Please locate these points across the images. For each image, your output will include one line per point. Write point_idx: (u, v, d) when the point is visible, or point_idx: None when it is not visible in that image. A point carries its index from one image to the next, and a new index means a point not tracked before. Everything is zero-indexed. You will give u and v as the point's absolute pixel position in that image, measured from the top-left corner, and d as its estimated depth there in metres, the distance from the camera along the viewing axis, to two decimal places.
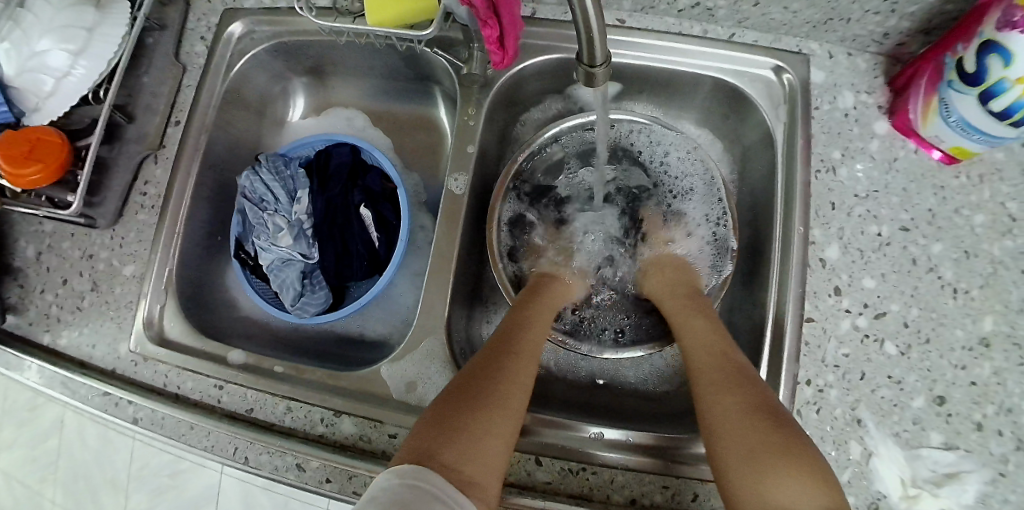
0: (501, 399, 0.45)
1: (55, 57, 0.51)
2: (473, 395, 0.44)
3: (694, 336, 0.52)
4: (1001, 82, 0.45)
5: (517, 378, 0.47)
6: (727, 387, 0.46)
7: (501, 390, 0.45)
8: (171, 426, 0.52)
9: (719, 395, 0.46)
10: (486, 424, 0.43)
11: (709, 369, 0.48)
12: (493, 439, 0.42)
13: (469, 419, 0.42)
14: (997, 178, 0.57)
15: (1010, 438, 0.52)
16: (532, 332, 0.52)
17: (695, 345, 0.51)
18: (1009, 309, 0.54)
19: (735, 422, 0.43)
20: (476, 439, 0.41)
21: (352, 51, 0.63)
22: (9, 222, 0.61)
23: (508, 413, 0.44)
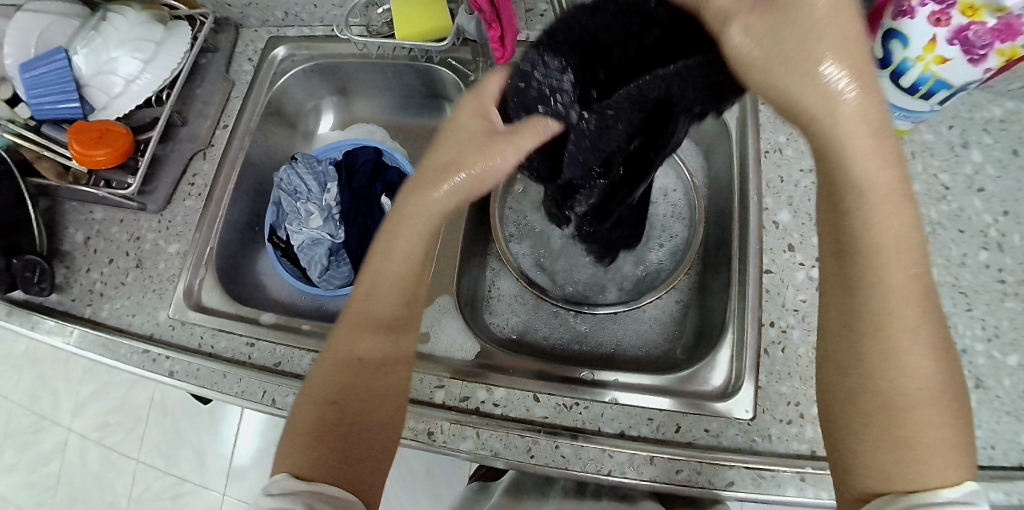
0: (362, 413, 0.47)
1: (127, 63, 0.62)
2: (336, 418, 0.47)
3: (876, 226, 0.37)
4: (904, 61, 0.56)
5: (378, 386, 0.48)
6: (916, 343, 0.37)
7: (359, 405, 0.47)
8: (204, 376, 0.57)
9: (902, 359, 0.37)
10: (370, 434, 0.47)
11: (908, 321, 0.37)
12: (368, 445, 0.47)
13: (344, 445, 0.46)
14: (928, 154, 0.67)
15: (968, 375, 0.59)
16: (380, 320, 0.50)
17: (879, 267, 0.37)
18: (950, 262, 0.63)
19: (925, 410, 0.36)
20: (356, 455, 0.46)
21: (377, 73, 0.74)
22: (62, 211, 0.69)
23: (381, 421, 0.48)
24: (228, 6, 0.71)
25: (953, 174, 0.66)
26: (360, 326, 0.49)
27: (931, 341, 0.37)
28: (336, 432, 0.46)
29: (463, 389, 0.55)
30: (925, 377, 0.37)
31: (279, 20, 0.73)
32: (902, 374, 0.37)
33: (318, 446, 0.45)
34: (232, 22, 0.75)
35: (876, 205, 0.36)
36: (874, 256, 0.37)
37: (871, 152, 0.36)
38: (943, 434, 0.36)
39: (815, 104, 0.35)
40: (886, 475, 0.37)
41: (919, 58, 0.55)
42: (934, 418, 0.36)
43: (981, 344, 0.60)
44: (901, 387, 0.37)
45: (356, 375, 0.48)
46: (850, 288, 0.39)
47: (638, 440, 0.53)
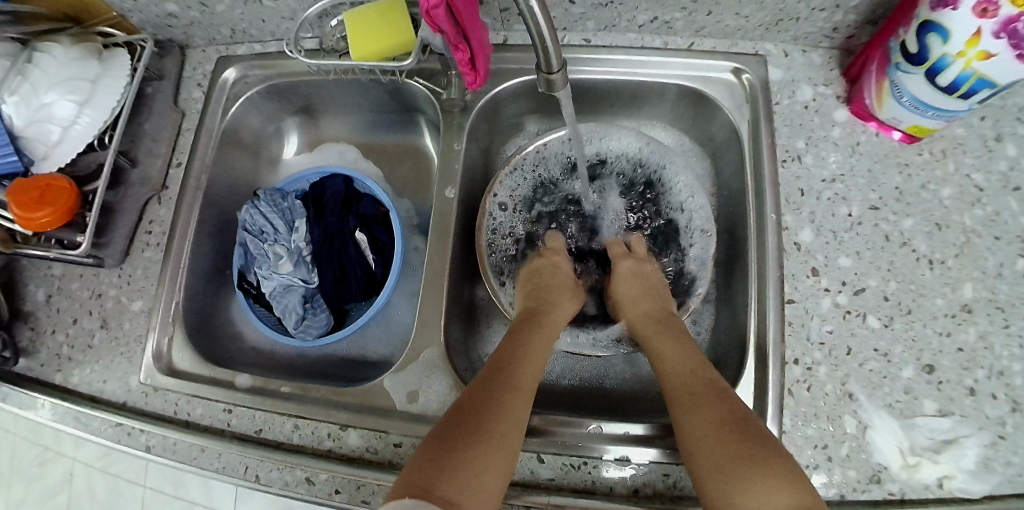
0: (492, 432, 0.44)
1: (62, 107, 0.55)
2: (465, 425, 0.45)
3: (664, 355, 0.53)
4: (943, 57, 0.48)
5: (511, 410, 0.46)
6: (696, 403, 0.47)
7: (492, 420, 0.45)
8: (183, 450, 0.54)
9: (691, 414, 0.47)
10: (487, 456, 0.43)
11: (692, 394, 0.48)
12: (494, 468, 0.43)
13: (464, 451, 0.43)
14: (960, 150, 0.60)
15: (1006, 399, 0.54)
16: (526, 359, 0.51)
17: (671, 369, 0.52)
18: (987, 275, 0.57)
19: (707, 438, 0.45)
20: (480, 472, 0.42)
21: (340, 89, 0.67)
22: (19, 268, 0.64)
23: (504, 450, 0.44)
24: (169, 26, 0.63)
25: (988, 172, 0.60)
26: (513, 356, 0.51)
27: (711, 394, 0.48)
28: (466, 435, 0.44)
29: None
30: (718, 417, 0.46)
31: (227, 37, 0.65)
32: (686, 424, 0.46)
33: (445, 442, 0.43)
34: (177, 42, 0.67)
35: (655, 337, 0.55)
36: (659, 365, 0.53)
37: (649, 321, 0.57)
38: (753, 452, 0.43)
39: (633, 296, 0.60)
40: (731, 499, 0.42)
41: (960, 53, 0.47)
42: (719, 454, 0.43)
43: (1020, 365, 0.55)
44: (693, 438, 0.45)
45: (498, 393, 0.47)
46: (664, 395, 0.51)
47: (651, 500, 0.49)
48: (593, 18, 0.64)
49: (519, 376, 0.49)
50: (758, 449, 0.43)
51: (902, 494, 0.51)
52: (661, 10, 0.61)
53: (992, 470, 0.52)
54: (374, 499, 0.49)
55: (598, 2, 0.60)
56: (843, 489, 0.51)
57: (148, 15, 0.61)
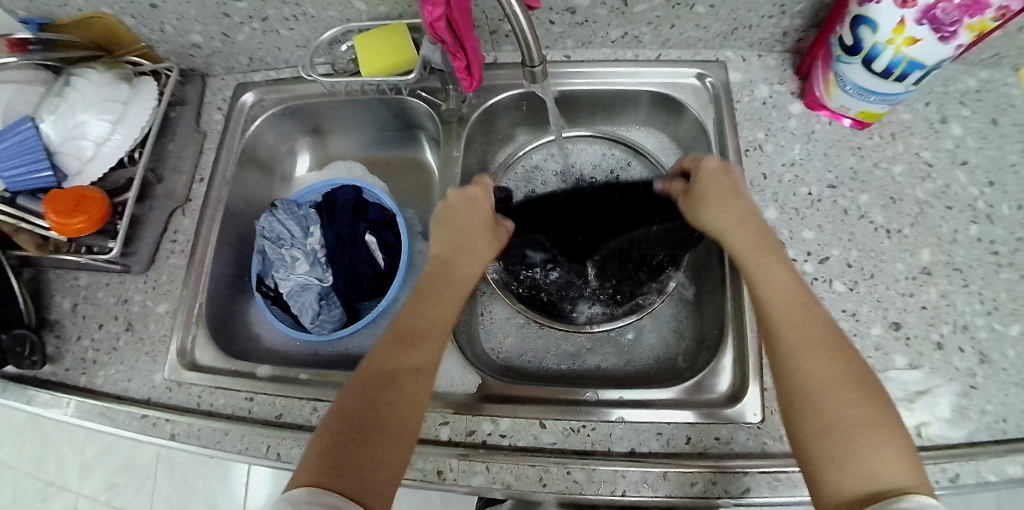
0: (383, 419, 0.46)
1: (95, 126, 0.61)
2: (358, 421, 0.45)
3: (769, 283, 0.50)
4: (876, 46, 0.56)
5: (404, 392, 0.48)
6: (810, 352, 0.45)
7: (382, 407, 0.47)
8: (206, 436, 0.57)
9: (813, 363, 0.45)
10: (382, 445, 0.45)
11: (813, 333, 0.46)
12: (390, 454, 0.45)
13: (357, 444, 0.44)
14: (907, 133, 0.67)
15: (972, 352, 0.58)
16: (423, 336, 0.52)
17: (775, 304, 0.49)
18: (943, 240, 0.62)
19: (831, 392, 0.43)
20: (377, 461, 0.44)
21: (348, 110, 0.74)
22: (47, 280, 0.68)
23: (398, 432, 0.46)
24: (193, 57, 0.71)
25: (934, 151, 0.66)
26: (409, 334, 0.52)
27: (826, 347, 0.45)
28: (359, 429, 0.45)
29: (468, 424, 0.55)
30: (840, 374, 0.44)
31: (245, 66, 0.73)
32: (808, 371, 0.45)
33: (339, 437, 0.44)
34: (198, 72, 0.74)
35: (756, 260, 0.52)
36: (765, 290, 0.50)
37: (748, 235, 0.55)
38: (870, 415, 0.42)
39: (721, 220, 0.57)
40: (839, 466, 0.40)
41: (889, 41, 0.55)
42: (845, 409, 0.42)
43: (982, 319, 0.59)
44: (817, 378, 0.44)
45: (390, 374, 0.48)
46: (767, 325, 0.49)
47: (649, 456, 0.53)
48: (572, 36, 0.72)
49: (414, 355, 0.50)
50: (874, 414, 0.42)
51: None
52: (631, 25, 0.69)
53: (968, 418, 0.56)
54: None
55: (574, 21, 0.69)
56: None
57: (173, 46, 0.69)
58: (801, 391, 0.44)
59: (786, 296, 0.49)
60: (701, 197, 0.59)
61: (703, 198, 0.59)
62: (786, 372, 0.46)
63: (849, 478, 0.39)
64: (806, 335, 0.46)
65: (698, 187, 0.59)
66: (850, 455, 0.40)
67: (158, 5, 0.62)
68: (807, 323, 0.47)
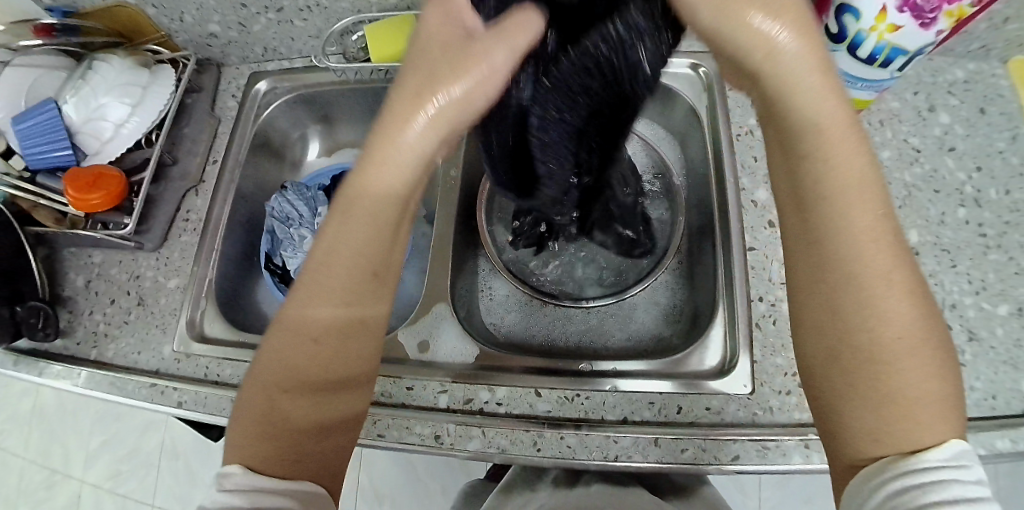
0: (308, 411, 0.44)
1: (115, 108, 0.64)
2: (277, 418, 0.43)
3: (842, 178, 0.38)
4: (859, 33, 0.58)
5: (324, 379, 0.45)
6: (902, 296, 0.37)
7: (301, 399, 0.44)
8: (213, 404, 0.58)
9: (890, 311, 0.37)
10: (322, 434, 0.45)
11: (884, 270, 0.37)
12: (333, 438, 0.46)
13: (285, 442, 0.43)
14: (896, 120, 0.69)
15: (960, 329, 0.60)
16: (324, 313, 0.44)
17: (849, 216, 0.38)
18: (931, 222, 0.64)
19: (906, 350, 0.36)
20: (316, 448, 0.44)
21: (355, 98, 0.77)
22: (61, 258, 0.71)
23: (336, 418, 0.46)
24: (209, 46, 0.74)
25: (923, 137, 0.68)
26: (310, 311, 0.44)
27: (906, 288, 0.37)
28: (282, 427, 0.43)
29: (466, 392, 0.56)
30: (908, 327, 0.37)
31: (258, 56, 0.76)
32: (883, 324, 0.37)
33: (264, 436, 0.43)
34: (214, 61, 0.77)
35: (838, 148, 0.38)
36: (833, 199, 0.38)
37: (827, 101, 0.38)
38: (928, 383, 0.36)
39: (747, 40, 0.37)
40: (876, 437, 0.36)
41: (872, 28, 0.57)
42: (913, 368, 0.36)
43: (970, 298, 0.61)
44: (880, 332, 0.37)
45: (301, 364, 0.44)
46: (822, 248, 0.39)
47: (640, 424, 0.54)
48: None
49: (319, 336, 0.44)
50: (939, 371, 0.37)
51: None
52: None
53: None
54: (389, 432, 0.54)
55: None
56: None
57: (191, 35, 0.72)
58: (875, 346, 0.37)
59: (866, 207, 0.38)
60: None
61: None
62: (857, 314, 0.37)
63: (885, 447, 0.36)
64: (892, 274, 0.37)
65: None
66: (903, 428, 0.36)
67: None
68: (879, 247, 0.37)
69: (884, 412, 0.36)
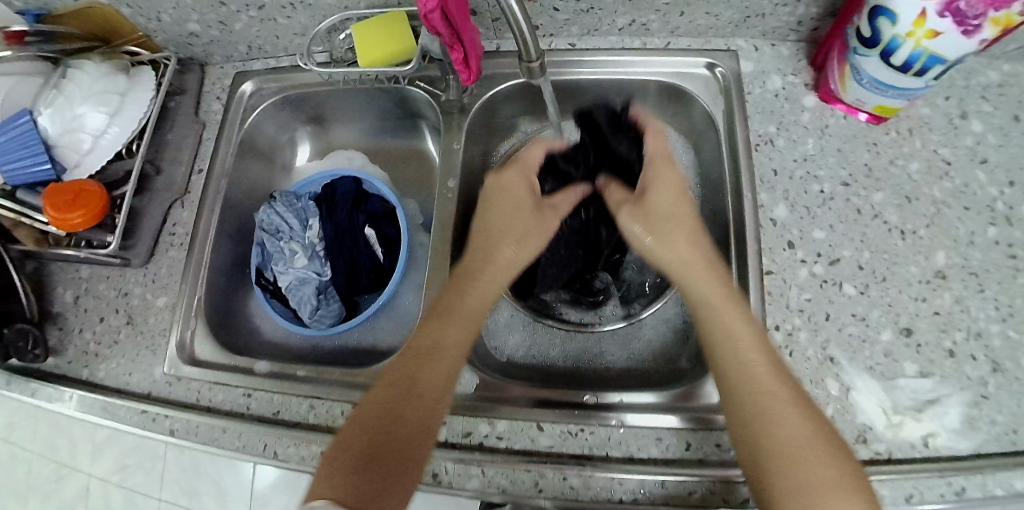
0: (392, 438, 0.45)
1: (93, 118, 0.61)
2: (365, 446, 0.45)
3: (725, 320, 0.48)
4: (895, 38, 0.53)
5: (416, 417, 0.47)
6: (778, 390, 0.44)
7: (391, 425, 0.46)
8: (204, 433, 0.57)
9: (778, 406, 0.44)
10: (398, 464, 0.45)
11: (777, 393, 0.44)
12: (405, 470, 0.45)
13: (366, 467, 0.44)
14: (925, 129, 0.64)
15: (984, 360, 0.56)
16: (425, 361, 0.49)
17: (726, 334, 0.47)
18: (959, 242, 0.60)
19: (801, 437, 0.42)
20: (387, 476, 0.44)
21: (346, 98, 0.72)
22: (49, 271, 0.68)
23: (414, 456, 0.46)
24: (191, 46, 0.70)
25: (953, 147, 0.64)
26: (420, 355, 0.49)
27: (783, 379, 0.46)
28: (369, 449, 0.45)
29: (465, 425, 0.54)
30: (812, 442, 0.42)
31: (243, 55, 0.71)
32: (776, 413, 0.43)
33: (346, 463, 0.44)
34: (197, 60, 0.73)
35: (723, 313, 0.48)
36: (716, 321, 0.48)
37: (687, 250, 0.50)
38: (831, 475, 0.41)
39: (662, 221, 0.52)
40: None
41: (909, 33, 0.51)
42: (816, 461, 0.41)
43: (996, 326, 0.57)
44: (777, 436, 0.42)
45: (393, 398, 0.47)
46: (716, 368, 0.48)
47: (647, 462, 0.52)
48: (577, 24, 0.69)
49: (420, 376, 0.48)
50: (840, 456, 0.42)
51: (889, 452, 0.53)
52: (638, 13, 0.66)
53: (977, 428, 0.54)
54: None
55: (580, 8, 0.66)
56: None
57: (171, 34, 0.68)
58: (776, 432, 0.43)
59: (745, 332, 0.47)
60: (655, 208, 0.53)
61: (655, 212, 0.53)
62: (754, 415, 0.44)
63: None
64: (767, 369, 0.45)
65: (646, 198, 0.53)
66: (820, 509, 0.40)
67: None
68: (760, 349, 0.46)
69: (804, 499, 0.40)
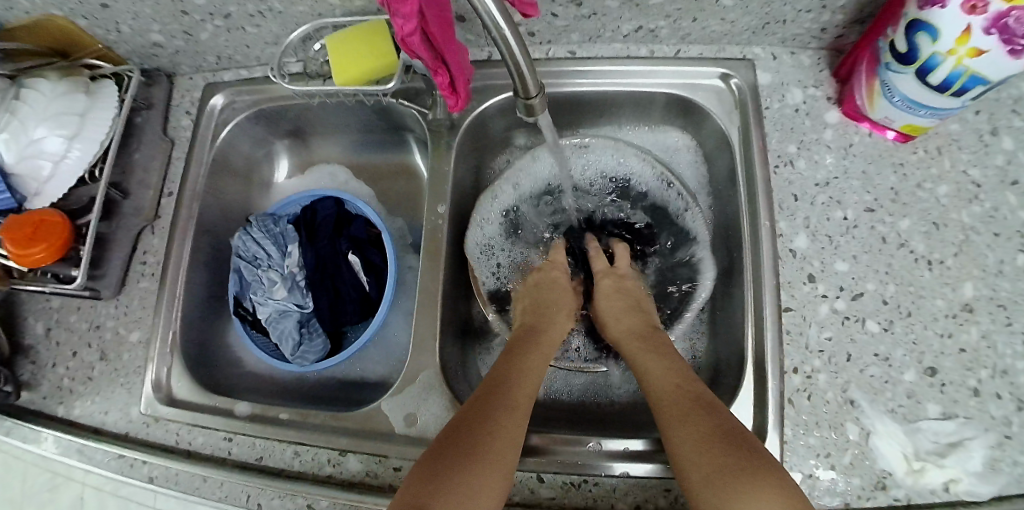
0: (478, 443, 0.44)
1: (48, 143, 0.55)
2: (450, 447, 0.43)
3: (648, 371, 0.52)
4: (934, 56, 0.48)
5: (504, 426, 0.45)
6: (687, 417, 0.46)
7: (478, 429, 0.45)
8: (185, 481, 0.54)
9: (679, 427, 0.46)
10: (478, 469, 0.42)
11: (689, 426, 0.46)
12: (487, 477, 0.42)
13: (455, 463, 0.42)
14: (954, 147, 0.60)
15: (1010, 398, 0.52)
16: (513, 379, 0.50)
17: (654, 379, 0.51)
18: (988, 272, 0.56)
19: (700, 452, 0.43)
20: (467, 476, 0.41)
21: (326, 112, 0.67)
22: (18, 301, 0.64)
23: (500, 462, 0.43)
24: (155, 56, 0.64)
25: (984, 167, 0.59)
26: (508, 372, 0.51)
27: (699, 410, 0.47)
28: (462, 446, 0.43)
29: None
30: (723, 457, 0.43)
31: (212, 65, 0.66)
32: (677, 433, 0.46)
33: (434, 461, 0.42)
34: (165, 70, 0.67)
35: (639, 357, 0.54)
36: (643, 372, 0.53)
37: (615, 304, 0.60)
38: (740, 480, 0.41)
39: (613, 309, 0.60)
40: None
41: (950, 51, 0.46)
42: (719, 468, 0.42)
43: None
44: (681, 452, 0.45)
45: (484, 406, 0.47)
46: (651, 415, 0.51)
47: None
48: (577, 29, 0.63)
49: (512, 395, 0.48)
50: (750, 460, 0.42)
51: (908, 499, 0.50)
52: (646, 19, 0.60)
53: (998, 471, 0.50)
54: None
55: (580, 14, 0.60)
56: (848, 497, 0.50)
57: (133, 45, 0.62)
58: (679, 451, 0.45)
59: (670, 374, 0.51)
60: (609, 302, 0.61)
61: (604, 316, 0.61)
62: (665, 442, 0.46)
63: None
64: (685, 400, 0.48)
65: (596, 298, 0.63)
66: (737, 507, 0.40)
67: (109, 4, 0.55)
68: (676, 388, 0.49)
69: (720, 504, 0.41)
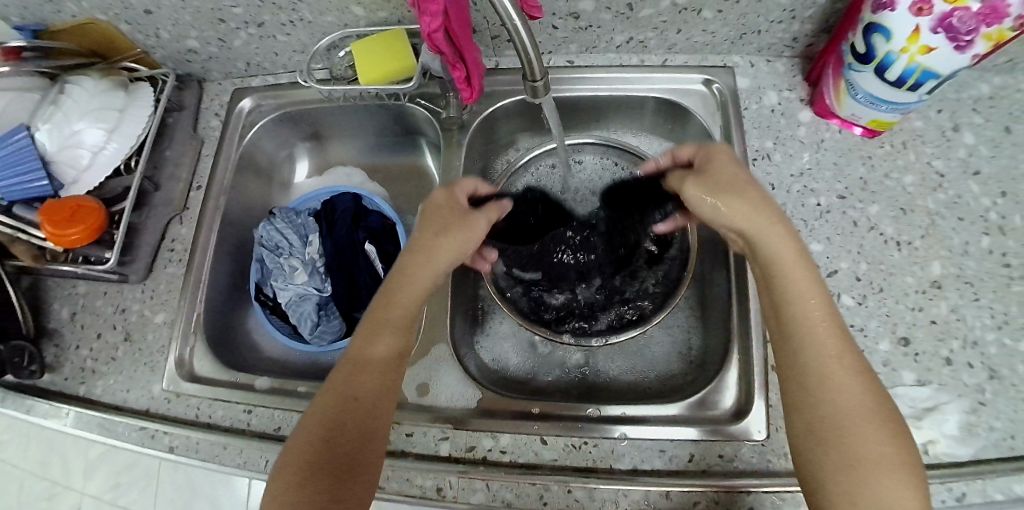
0: (350, 432, 0.45)
1: (91, 134, 0.60)
2: (333, 446, 0.45)
3: (800, 297, 0.46)
4: (889, 54, 0.54)
5: (374, 407, 0.47)
6: (842, 380, 0.43)
7: (350, 421, 0.46)
8: (205, 449, 0.56)
9: (841, 393, 0.43)
10: (357, 460, 0.45)
11: (848, 393, 0.43)
12: (368, 460, 0.45)
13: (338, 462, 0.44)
14: (917, 142, 0.66)
15: (981, 367, 0.56)
16: (373, 356, 0.49)
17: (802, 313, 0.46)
18: (953, 252, 0.61)
19: (857, 425, 0.41)
20: (353, 471, 0.44)
21: (345, 115, 0.73)
22: (44, 287, 0.67)
23: (375, 440, 0.46)
24: (189, 62, 0.70)
25: (945, 159, 0.65)
26: (363, 350, 0.49)
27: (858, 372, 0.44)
28: (336, 443, 0.45)
29: (467, 439, 0.54)
30: (875, 438, 0.41)
31: (242, 72, 0.72)
32: (837, 397, 0.43)
33: (319, 464, 0.44)
34: (195, 77, 0.73)
35: (791, 279, 0.47)
36: (786, 295, 0.47)
37: (747, 203, 0.49)
38: (885, 463, 0.40)
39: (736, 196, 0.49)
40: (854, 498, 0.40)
41: (903, 49, 0.53)
42: (874, 448, 0.41)
43: (992, 334, 0.58)
44: (831, 415, 0.42)
45: (352, 394, 0.47)
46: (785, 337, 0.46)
47: (652, 474, 0.52)
48: (575, 41, 0.70)
49: (371, 372, 0.48)
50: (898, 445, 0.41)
51: None
52: (636, 30, 0.68)
53: (975, 435, 0.54)
54: (388, 484, 0.53)
55: (578, 25, 0.67)
56: None
57: (169, 51, 0.68)
58: (831, 415, 0.42)
59: (823, 315, 0.45)
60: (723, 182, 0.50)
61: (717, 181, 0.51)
62: (810, 395, 0.44)
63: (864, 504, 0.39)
64: (839, 357, 0.44)
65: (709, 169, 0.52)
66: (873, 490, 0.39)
67: (153, 12, 0.61)
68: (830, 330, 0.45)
69: (858, 477, 0.40)
